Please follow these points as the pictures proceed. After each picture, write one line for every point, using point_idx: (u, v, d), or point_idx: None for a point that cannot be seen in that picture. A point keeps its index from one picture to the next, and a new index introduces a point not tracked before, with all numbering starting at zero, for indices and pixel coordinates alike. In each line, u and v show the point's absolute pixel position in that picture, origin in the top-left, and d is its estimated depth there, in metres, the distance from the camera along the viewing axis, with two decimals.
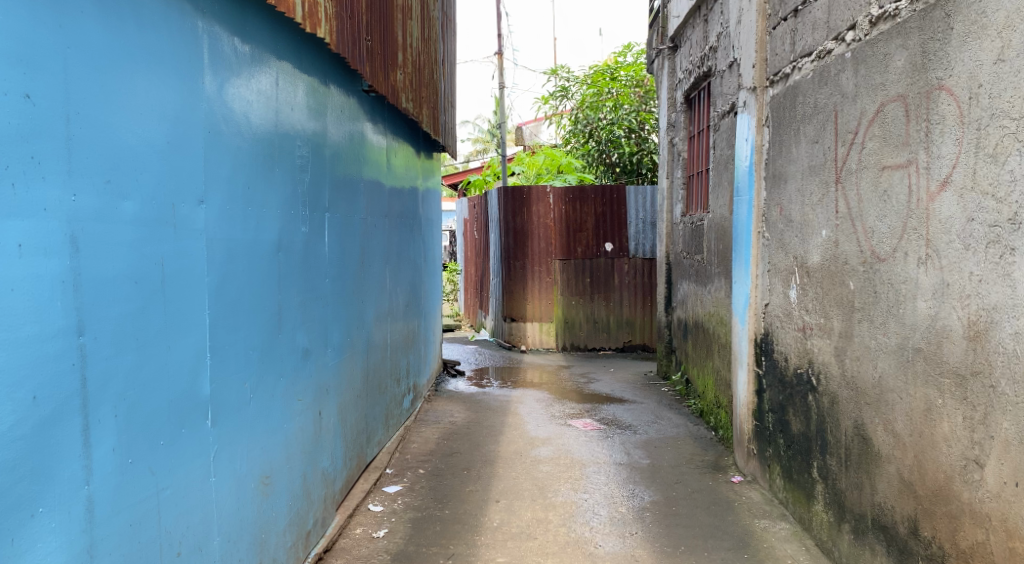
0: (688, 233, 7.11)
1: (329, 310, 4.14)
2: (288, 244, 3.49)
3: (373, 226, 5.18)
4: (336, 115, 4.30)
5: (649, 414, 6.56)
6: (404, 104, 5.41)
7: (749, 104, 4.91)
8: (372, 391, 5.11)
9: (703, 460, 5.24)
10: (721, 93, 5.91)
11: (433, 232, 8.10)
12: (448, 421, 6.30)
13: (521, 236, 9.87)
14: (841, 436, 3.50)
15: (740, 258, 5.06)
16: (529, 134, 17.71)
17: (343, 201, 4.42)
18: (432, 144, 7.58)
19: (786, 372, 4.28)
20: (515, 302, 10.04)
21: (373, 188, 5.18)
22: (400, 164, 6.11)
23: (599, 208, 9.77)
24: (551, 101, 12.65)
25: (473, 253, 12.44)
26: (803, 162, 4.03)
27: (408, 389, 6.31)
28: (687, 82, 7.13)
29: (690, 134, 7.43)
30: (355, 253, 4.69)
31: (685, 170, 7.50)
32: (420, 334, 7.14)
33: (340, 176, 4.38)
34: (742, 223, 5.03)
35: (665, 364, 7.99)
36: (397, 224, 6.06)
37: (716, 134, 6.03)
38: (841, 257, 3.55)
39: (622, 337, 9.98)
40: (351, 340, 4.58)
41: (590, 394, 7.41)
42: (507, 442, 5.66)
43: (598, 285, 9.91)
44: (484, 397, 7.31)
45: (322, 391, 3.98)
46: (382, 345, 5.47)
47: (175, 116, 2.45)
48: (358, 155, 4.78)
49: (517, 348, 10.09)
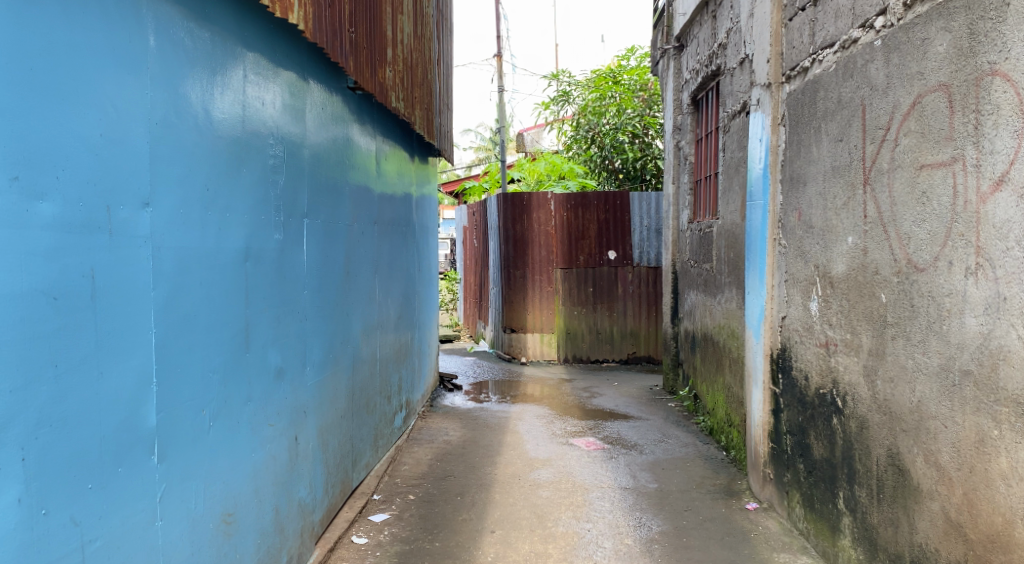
0: (696, 241, 6.77)
1: (308, 326, 3.81)
2: (259, 253, 3.18)
3: (361, 234, 4.86)
4: (317, 113, 3.99)
5: (656, 432, 6.21)
6: (395, 104, 5.08)
7: (763, 102, 4.57)
8: (360, 412, 4.78)
9: (715, 484, 4.88)
10: (730, 92, 5.58)
11: (429, 241, 7.77)
12: (443, 440, 5.95)
13: (521, 244, 9.55)
14: (873, 465, 3.15)
15: (754, 267, 4.72)
16: (529, 140, 17.37)
17: (325, 206, 4.10)
18: (427, 148, 7.26)
19: (807, 393, 3.94)
20: (515, 312, 9.69)
21: (361, 192, 4.87)
22: (390, 168, 5.78)
23: (602, 215, 9.44)
24: (552, 106, 12.36)
25: (472, 263, 12.10)
26: (825, 163, 3.69)
27: (399, 406, 5.96)
28: (694, 83, 6.81)
29: (697, 137, 7.09)
30: (340, 261, 4.37)
31: (692, 175, 7.17)
32: (414, 346, 6.81)
33: (323, 179, 4.07)
34: (755, 230, 4.69)
35: (672, 378, 7.63)
36: (388, 231, 5.74)
37: (725, 135, 5.70)
38: (870, 266, 3.20)
39: (626, 348, 9.62)
40: (335, 357, 4.25)
41: (593, 410, 7.05)
42: (505, 464, 5.31)
43: (601, 295, 9.57)
44: (482, 413, 6.96)
45: (299, 413, 3.64)
46: (372, 360, 5.14)
47: (114, 105, 2.15)
48: (343, 156, 4.47)
49: (517, 361, 9.72)
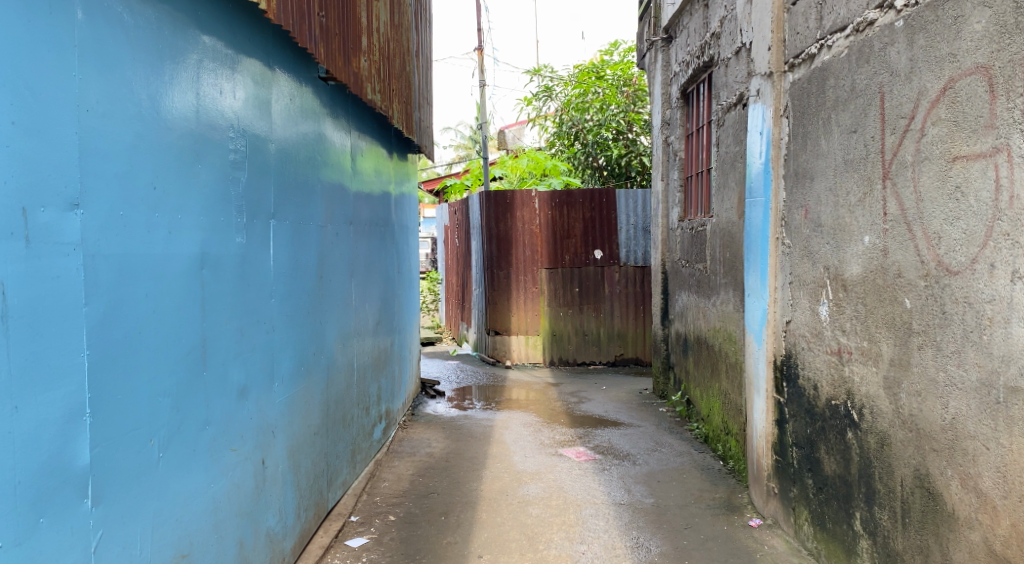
0: (687, 240, 6.50)
1: (277, 337, 3.50)
2: (219, 258, 2.86)
3: (335, 236, 4.54)
4: (285, 105, 3.68)
5: (649, 441, 5.93)
6: (371, 95, 4.76)
7: (763, 92, 4.29)
8: (336, 426, 4.48)
9: (714, 498, 4.61)
10: (725, 83, 5.31)
11: (410, 241, 7.46)
12: (426, 452, 5.64)
13: (504, 243, 9.21)
14: (896, 486, 2.88)
15: (754, 267, 4.46)
16: (511, 136, 17.05)
17: (296, 205, 3.79)
18: (406, 145, 6.94)
19: (817, 403, 3.67)
20: (499, 314, 9.32)
21: (335, 191, 4.55)
22: (367, 166, 5.46)
23: (587, 213, 9.16)
24: (534, 102, 12.03)
25: (454, 263, 11.77)
26: (836, 157, 3.42)
27: (379, 416, 5.65)
28: (684, 75, 6.54)
29: (688, 132, 6.82)
30: (313, 265, 4.05)
31: (682, 171, 6.90)
32: (394, 351, 6.50)
33: (292, 175, 3.75)
34: (756, 229, 4.42)
35: (662, 382, 7.37)
36: (366, 231, 5.41)
37: (720, 129, 5.43)
38: (891, 268, 2.93)
39: (613, 350, 9.36)
40: (308, 369, 3.94)
41: (582, 417, 6.76)
42: (491, 479, 5.01)
43: (587, 295, 9.29)
44: (466, 422, 6.64)
45: (267, 434, 3.32)
46: (349, 369, 4.83)
47: (30, 89, 1.87)
48: (315, 152, 4.16)
49: (502, 364, 9.39)
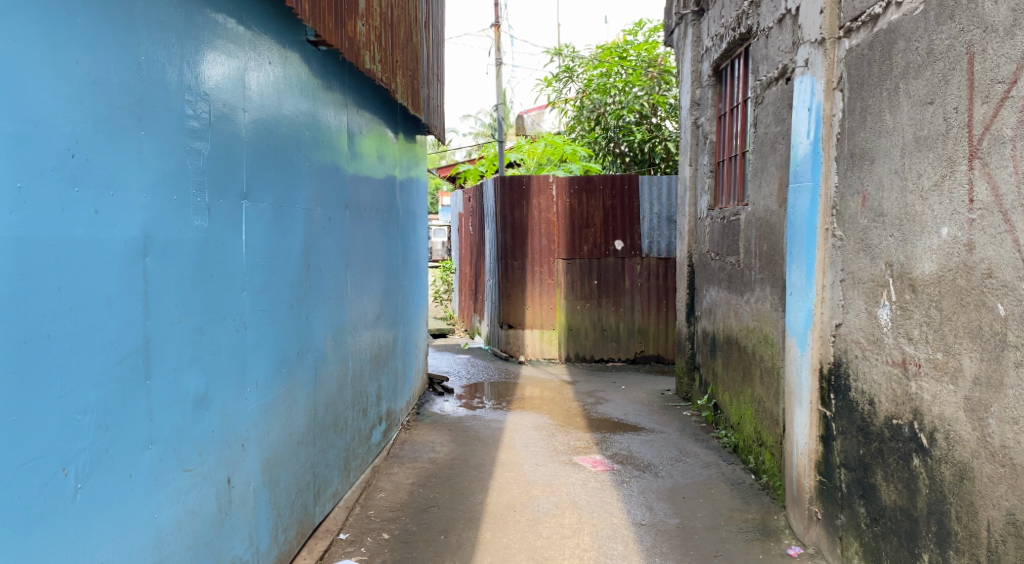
0: (718, 230, 6.00)
1: (251, 335, 3.05)
2: (172, 243, 2.40)
3: (327, 221, 4.09)
4: (265, 71, 3.22)
5: (673, 449, 5.45)
6: (369, 65, 4.29)
7: (812, 61, 3.77)
8: (326, 432, 4.03)
9: (746, 520, 4.12)
10: (766, 56, 4.81)
11: (418, 229, 7.00)
12: (429, 457, 5.18)
13: (519, 232, 8.74)
14: (980, 531, 2.41)
15: (798, 261, 3.97)
16: (532, 122, 16.60)
17: (276, 185, 3.32)
18: (415, 125, 6.47)
19: (872, 421, 3.16)
20: (513, 307, 8.88)
21: (327, 170, 4.08)
22: (367, 145, 4.98)
23: (608, 201, 8.65)
24: (554, 84, 11.52)
25: (468, 252, 11.31)
26: (904, 134, 2.91)
27: (379, 418, 5.20)
28: (717, 50, 6.04)
29: (720, 113, 6.32)
30: (297, 253, 3.60)
31: (713, 156, 6.39)
32: (399, 346, 6.04)
33: (272, 151, 3.29)
34: (801, 219, 3.93)
35: (687, 383, 6.88)
36: (365, 216, 4.95)
37: (759, 107, 4.93)
38: (978, 265, 2.44)
39: (634, 347, 8.87)
40: (291, 370, 3.49)
41: (599, 420, 6.28)
42: (499, 490, 4.55)
43: (606, 288, 8.79)
44: (474, 423, 6.18)
45: (235, 447, 2.86)
46: (344, 368, 4.39)
47: None
48: (304, 126, 3.70)
49: (515, 359, 8.93)
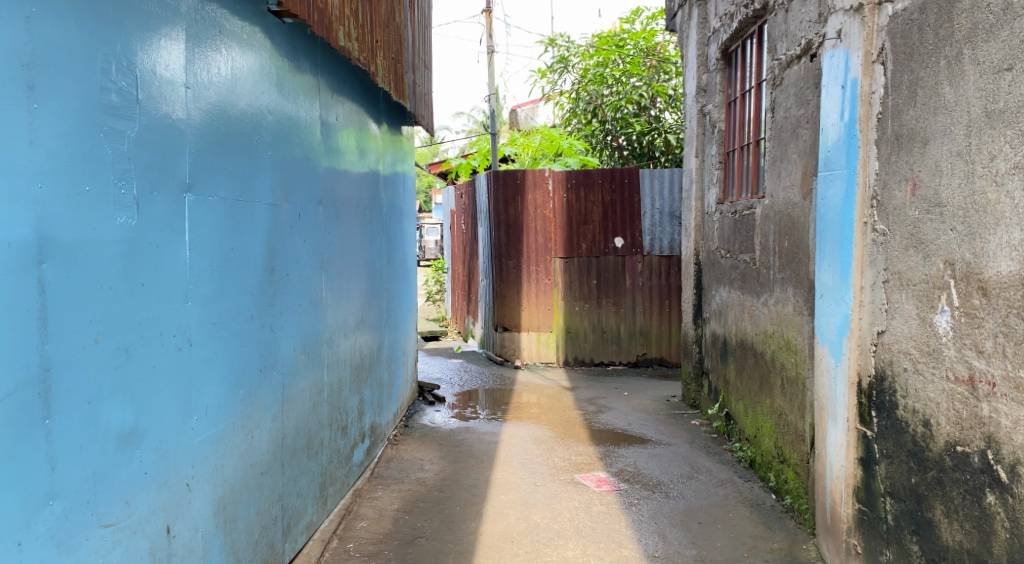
0: (729, 226, 5.55)
1: (200, 353, 2.59)
2: (83, 248, 1.96)
3: (297, 218, 3.61)
4: (215, 42, 2.76)
5: (684, 465, 5.01)
6: (343, 42, 3.82)
7: (845, 32, 3.33)
8: (298, 457, 3.57)
9: (772, 550, 3.67)
10: (785, 32, 4.36)
11: (405, 227, 6.53)
12: (417, 478, 4.72)
13: (514, 230, 8.25)
14: None
15: (830, 259, 3.51)
16: (524, 117, 16.19)
17: (232, 176, 2.86)
18: (400, 114, 5.99)
19: (928, 447, 2.71)
20: (508, 308, 8.39)
21: (296, 161, 3.60)
22: (345, 135, 4.50)
23: (608, 196, 8.20)
24: (549, 75, 11.03)
25: (461, 251, 10.82)
26: (971, 108, 2.49)
27: (362, 434, 4.73)
28: (726, 31, 5.59)
29: (729, 99, 5.87)
30: (259, 256, 3.14)
31: (721, 146, 5.94)
32: (384, 353, 5.57)
33: (226, 137, 2.83)
34: (833, 211, 3.48)
35: (695, 389, 6.44)
36: (344, 212, 4.50)
37: (777, 89, 4.49)
38: None
39: (635, 350, 8.42)
40: (251, 391, 3.02)
41: (602, 431, 5.82)
42: (495, 517, 4.10)
43: (606, 288, 8.34)
44: (467, 436, 5.71)
45: (178, 489, 2.40)
46: (320, 384, 3.93)
47: None
48: (268, 110, 3.24)
49: (511, 364, 8.44)
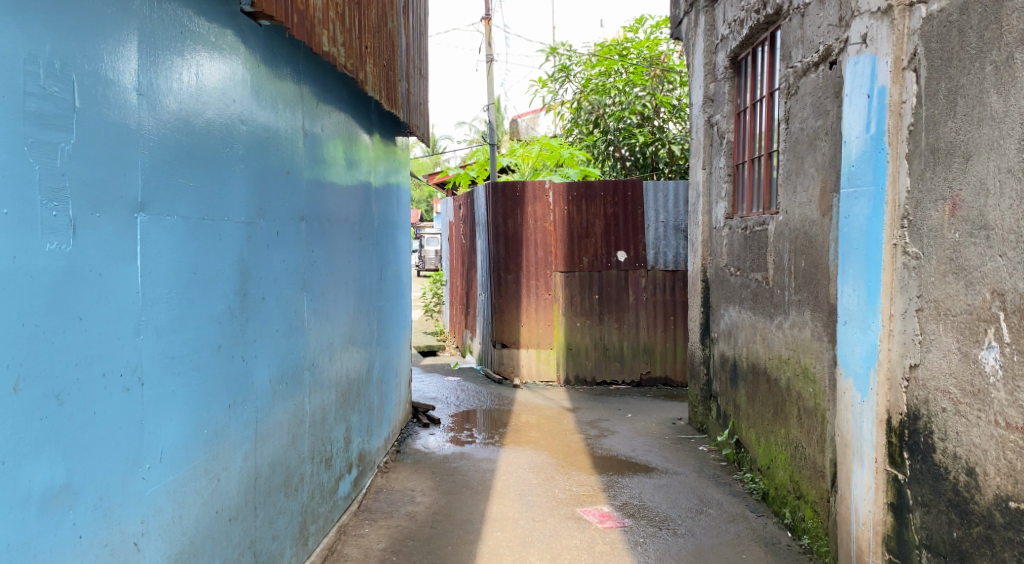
0: (739, 242, 5.27)
1: (154, 393, 2.30)
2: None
3: (275, 236, 3.32)
4: (176, 44, 2.48)
5: (692, 498, 4.72)
6: (327, 46, 3.55)
7: (872, 37, 3.05)
8: (274, 497, 3.28)
9: None
10: (801, 38, 4.09)
11: (399, 241, 6.24)
12: (407, 512, 4.43)
13: (513, 243, 7.98)
14: None
15: (853, 283, 3.22)
16: (524, 126, 15.93)
17: (195, 193, 2.58)
18: (394, 123, 5.71)
19: (973, 499, 2.45)
20: (506, 324, 8.09)
21: (275, 174, 3.32)
22: (331, 145, 4.22)
23: (610, 209, 7.92)
24: (550, 84, 10.76)
25: (459, 263, 10.53)
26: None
27: (349, 465, 4.44)
28: (736, 38, 5.32)
29: (738, 109, 5.60)
30: (230, 279, 2.85)
31: (730, 158, 5.66)
32: (375, 376, 5.28)
33: (190, 150, 2.54)
34: (857, 231, 3.19)
35: (703, 413, 6.16)
36: (331, 227, 4.21)
37: (791, 99, 4.22)
38: None
39: (639, 368, 8.13)
40: (219, 429, 2.73)
41: (604, 458, 5.53)
42: (490, 558, 3.81)
43: (609, 304, 8.05)
44: (462, 463, 5.42)
45: (125, 549, 2.13)
46: (302, 414, 3.64)
47: None
48: (242, 120, 2.96)
49: (509, 382, 8.13)
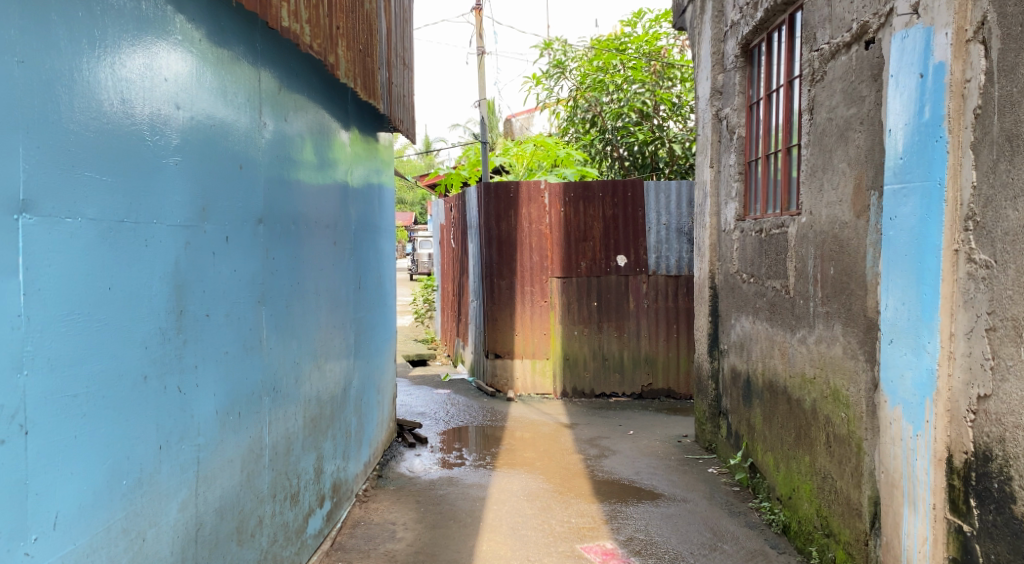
0: (752, 247, 4.81)
1: (46, 443, 1.84)
2: None
3: (226, 241, 2.83)
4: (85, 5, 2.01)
5: (704, 531, 4.25)
6: (288, 22, 3.08)
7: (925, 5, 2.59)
8: (223, 549, 2.78)
9: None
10: (827, 17, 3.64)
11: (382, 246, 5.75)
12: (387, 551, 3.96)
13: (506, 247, 7.50)
14: None
15: (901, 295, 2.75)
16: (518, 126, 15.48)
17: (110, 191, 2.10)
18: (374, 117, 5.23)
19: None
20: (500, 333, 7.61)
21: (225, 169, 2.82)
22: (299, 138, 3.73)
23: (609, 210, 7.45)
24: (545, 81, 10.28)
25: (450, 268, 10.04)
26: None
27: (320, 498, 3.95)
28: (748, 23, 4.86)
29: (750, 101, 5.14)
30: (164, 293, 2.36)
31: (741, 155, 5.19)
32: (354, 395, 4.79)
33: (102, 138, 2.06)
34: (905, 234, 2.72)
35: (711, 431, 5.69)
36: (299, 231, 3.72)
37: (816, 86, 3.77)
38: None
39: (640, 380, 7.66)
40: (145, 477, 2.24)
41: (606, 483, 5.06)
42: None
43: (608, 311, 7.57)
44: (451, 490, 4.95)
45: None
46: (260, 446, 3.15)
47: None
48: (179, 105, 2.47)
49: (503, 395, 7.65)
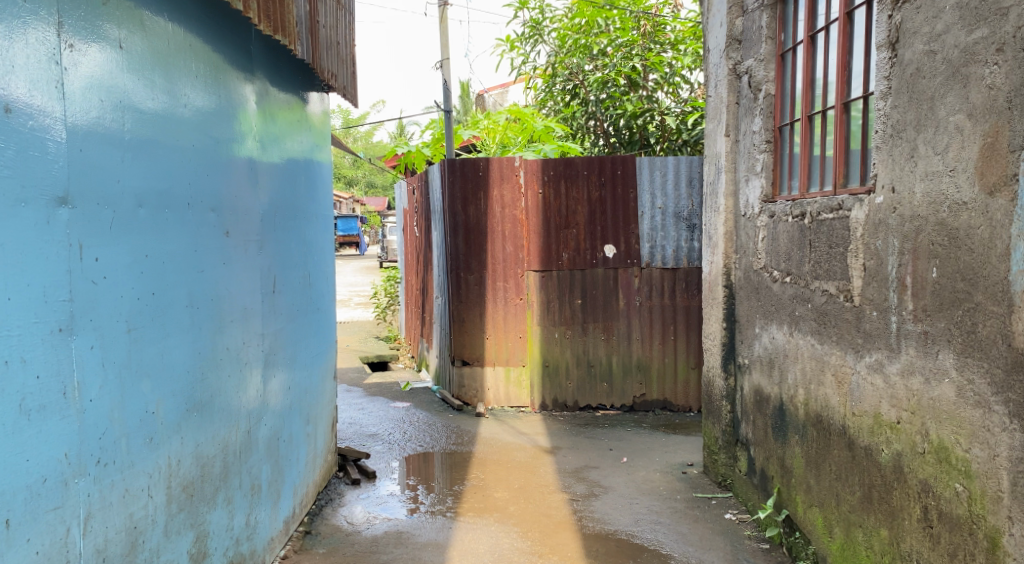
0: (789, 235, 3.69)
1: None
2: None
3: None
4: None
5: None
6: None
7: None
8: None
9: None
10: None
11: (317, 236, 4.55)
12: None
13: (475, 235, 6.33)
14: None
15: None
16: (493, 102, 14.25)
17: None
18: (296, 66, 4.02)
19: None
20: (468, 336, 6.45)
21: None
22: (156, 80, 2.54)
23: (595, 192, 6.31)
24: (519, 46, 9.06)
25: (414, 258, 8.82)
26: None
27: None
28: None
29: (780, 48, 4.01)
30: None
31: (770, 119, 4.06)
32: (269, 435, 3.63)
33: None
34: None
35: (726, 463, 4.60)
36: (158, 218, 2.54)
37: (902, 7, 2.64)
38: None
39: (631, 391, 6.55)
40: None
41: (599, 538, 3.95)
42: None
43: (595, 310, 6.44)
44: (399, 552, 3.80)
45: None
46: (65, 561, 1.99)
47: None
48: None
49: (472, 410, 6.49)
